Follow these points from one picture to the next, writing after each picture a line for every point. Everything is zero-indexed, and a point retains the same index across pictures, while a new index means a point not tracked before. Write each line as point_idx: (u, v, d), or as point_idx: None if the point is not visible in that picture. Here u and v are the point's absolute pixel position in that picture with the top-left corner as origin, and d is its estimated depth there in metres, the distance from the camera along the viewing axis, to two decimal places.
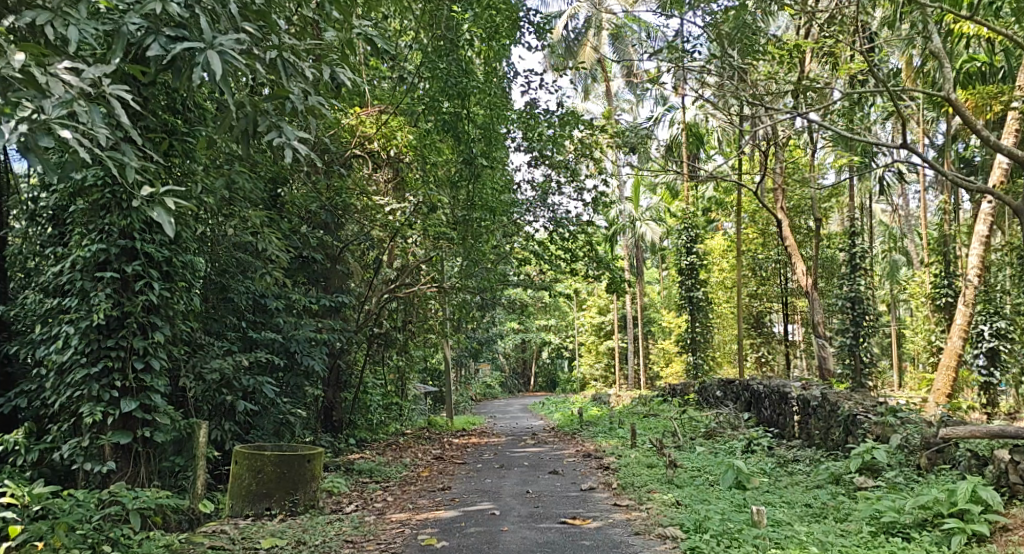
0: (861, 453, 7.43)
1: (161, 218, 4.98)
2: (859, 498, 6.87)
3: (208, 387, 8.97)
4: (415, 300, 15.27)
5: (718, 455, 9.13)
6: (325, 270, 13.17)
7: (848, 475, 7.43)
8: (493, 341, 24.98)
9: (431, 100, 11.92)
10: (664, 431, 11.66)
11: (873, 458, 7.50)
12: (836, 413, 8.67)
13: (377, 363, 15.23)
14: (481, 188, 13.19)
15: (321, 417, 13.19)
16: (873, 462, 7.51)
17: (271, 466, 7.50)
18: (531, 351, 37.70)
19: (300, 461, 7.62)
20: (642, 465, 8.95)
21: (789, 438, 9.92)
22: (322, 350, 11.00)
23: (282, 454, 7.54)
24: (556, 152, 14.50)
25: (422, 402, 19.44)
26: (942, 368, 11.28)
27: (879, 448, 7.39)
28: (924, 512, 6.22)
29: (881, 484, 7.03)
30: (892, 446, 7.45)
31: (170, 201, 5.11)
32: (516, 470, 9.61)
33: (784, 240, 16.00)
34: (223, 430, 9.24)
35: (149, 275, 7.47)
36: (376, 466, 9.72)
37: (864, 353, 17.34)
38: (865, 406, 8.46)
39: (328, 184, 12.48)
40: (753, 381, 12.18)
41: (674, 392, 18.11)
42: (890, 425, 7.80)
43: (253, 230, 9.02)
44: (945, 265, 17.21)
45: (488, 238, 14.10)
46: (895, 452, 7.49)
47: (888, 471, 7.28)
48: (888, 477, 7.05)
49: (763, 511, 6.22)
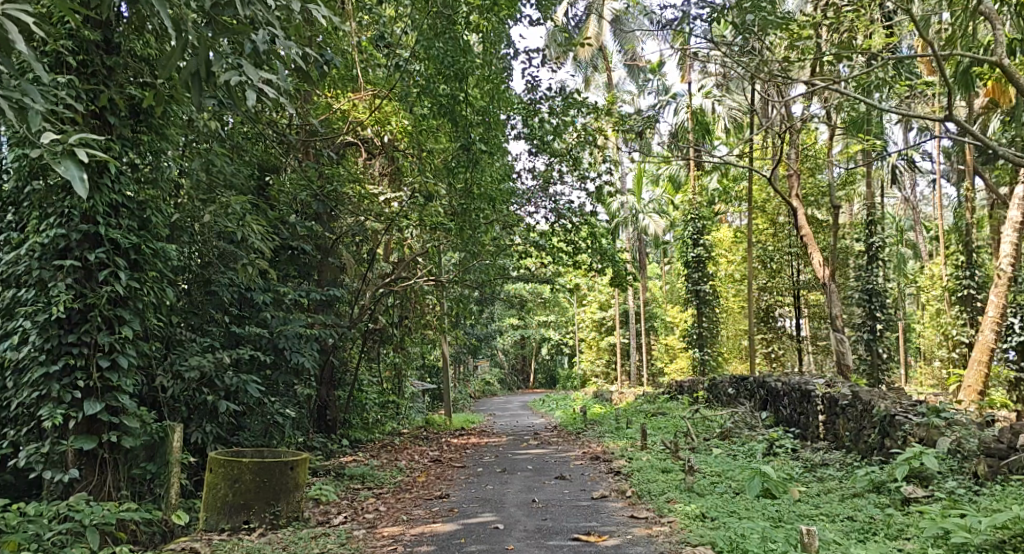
0: (907, 458, 6.76)
1: (71, 173, 4.48)
2: (909, 512, 6.22)
3: (186, 386, 8.30)
4: (412, 294, 14.62)
5: (738, 459, 8.48)
6: (317, 263, 12.50)
7: (892, 483, 6.77)
8: (492, 337, 24.38)
9: (426, 84, 11.31)
10: (674, 431, 11.01)
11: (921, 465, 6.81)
12: (869, 414, 7.98)
13: (372, 361, 14.56)
14: (479, 175, 12.38)
15: (314, 417, 12.52)
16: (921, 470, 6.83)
17: (249, 475, 6.83)
18: (530, 348, 36.93)
19: (282, 467, 6.94)
20: (655, 469, 8.29)
21: (813, 439, 9.26)
22: (312, 346, 10.33)
23: (262, 461, 6.87)
24: (556, 140, 13.85)
25: (420, 400, 18.78)
26: (973, 363, 10.72)
27: (929, 453, 6.71)
28: (1003, 532, 5.54)
29: (935, 495, 6.38)
30: (938, 450, 6.79)
31: (82, 153, 4.59)
32: (519, 475, 8.94)
33: (800, 229, 15.26)
34: (204, 432, 8.56)
35: (115, 264, 6.82)
36: (370, 471, 9.05)
37: (882, 348, 16.66)
38: (904, 406, 7.74)
39: (320, 171, 11.80)
40: (769, 378, 11.54)
41: (681, 389, 17.49)
42: (936, 428, 7.11)
43: (237, 219, 8.33)
44: (965, 254, 16.56)
45: (488, 229, 13.42)
46: (945, 458, 6.82)
47: (936, 479, 6.60)
48: (945, 488, 6.39)
49: (814, 532, 5.40)
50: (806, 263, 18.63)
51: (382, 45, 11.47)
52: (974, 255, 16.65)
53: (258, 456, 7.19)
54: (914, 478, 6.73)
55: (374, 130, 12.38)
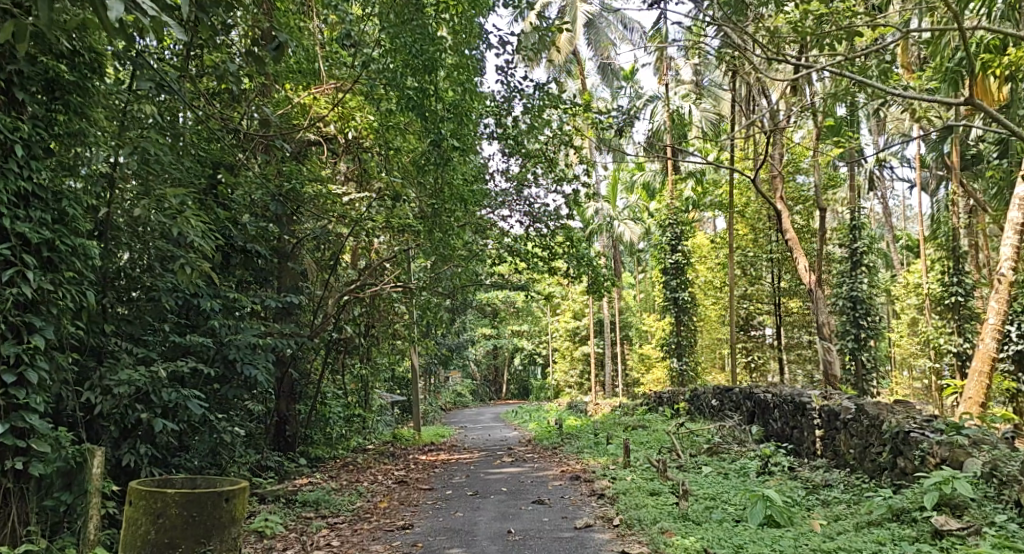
0: (937, 484, 6.06)
1: None
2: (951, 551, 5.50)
3: (118, 404, 7.48)
4: (379, 302, 13.80)
5: (730, 479, 7.79)
6: (275, 268, 11.63)
7: (919, 513, 6.05)
8: (465, 347, 23.63)
9: (391, 75, 10.53)
10: (658, 447, 10.25)
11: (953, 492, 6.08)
12: (877, 429, 7.29)
13: (336, 372, 13.70)
14: (450, 174, 11.59)
15: (271, 434, 11.63)
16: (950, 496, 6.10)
17: (175, 509, 5.71)
18: (503, 358, 36.20)
19: (214, 499, 5.79)
20: (641, 491, 7.53)
21: (809, 457, 8.54)
22: (265, 358, 9.49)
23: (191, 493, 5.74)
24: (532, 141, 13.14)
25: (388, 414, 17.90)
26: (974, 373, 10.06)
27: (961, 478, 6.00)
28: None
29: (975, 529, 5.67)
30: (970, 474, 6.09)
31: None
32: (492, 499, 8.13)
33: (783, 231, 14.25)
34: (139, 455, 7.71)
35: (23, 263, 6.10)
36: (327, 495, 8.20)
37: (867, 357, 16.01)
38: (919, 420, 7.04)
39: (278, 168, 10.95)
40: (757, 389, 10.84)
41: (659, 401, 16.73)
42: (961, 448, 6.42)
43: (172, 212, 7.60)
44: (953, 259, 15.99)
45: (459, 233, 12.62)
46: (979, 483, 6.12)
47: (972, 509, 5.89)
48: (998, 524, 5.66)
49: None
50: (789, 269, 18.01)
51: (347, 40, 10.56)
52: (962, 260, 16.05)
53: (190, 487, 6.07)
54: (943, 506, 6.04)
55: (336, 126, 11.53)
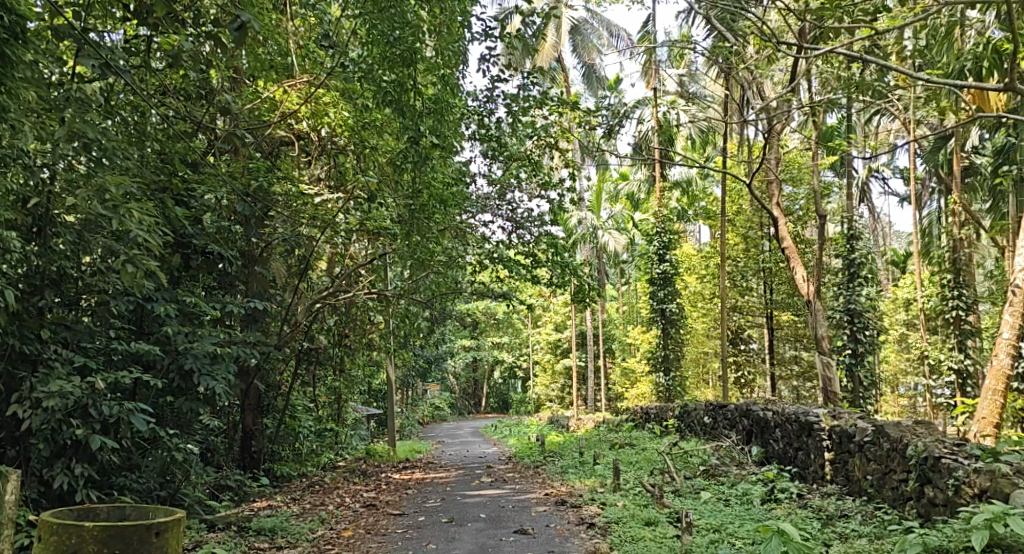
0: (985, 521, 5.40)
1: None
2: None
3: (49, 420, 6.89)
4: (355, 311, 13.02)
5: (733, 508, 7.13)
6: (242, 274, 10.85)
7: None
8: (444, 360, 22.87)
9: (367, 68, 9.75)
10: (649, 469, 9.55)
11: (996, 530, 5.43)
12: (903, 453, 6.64)
13: (307, 385, 12.91)
14: (430, 173, 10.72)
15: (236, 451, 10.82)
16: (993, 534, 5.44)
17: (94, 546, 4.90)
18: (483, 372, 35.33)
19: (143, 534, 4.99)
20: (636, 521, 6.91)
21: (819, 482, 7.86)
22: (228, 369, 8.74)
23: (114, 527, 4.94)
24: (515, 144, 12.45)
25: (363, 428, 17.08)
26: (988, 391, 9.35)
27: (1012, 513, 5.34)
28: None
29: None
30: (1022, 509, 5.41)
31: None
32: (470, 527, 7.39)
33: (779, 240, 13.55)
34: (73, 476, 7.09)
35: None
36: (288, 524, 7.44)
37: (864, 374, 15.34)
38: (950, 447, 6.39)
39: (244, 166, 10.15)
40: (754, 406, 10.14)
41: (646, 416, 15.99)
42: (1004, 477, 5.77)
43: (111, 203, 6.82)
44: (952, 272, 15.35)
45: (438, 237, 11.77)
46: None
47: None
48: None
49: None
50: (780, 281, 17.39)
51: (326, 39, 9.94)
52: (962, 273, 15.39)
53: (118, 518, 5.27)
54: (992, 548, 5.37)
55: (309, 123, 10.88)
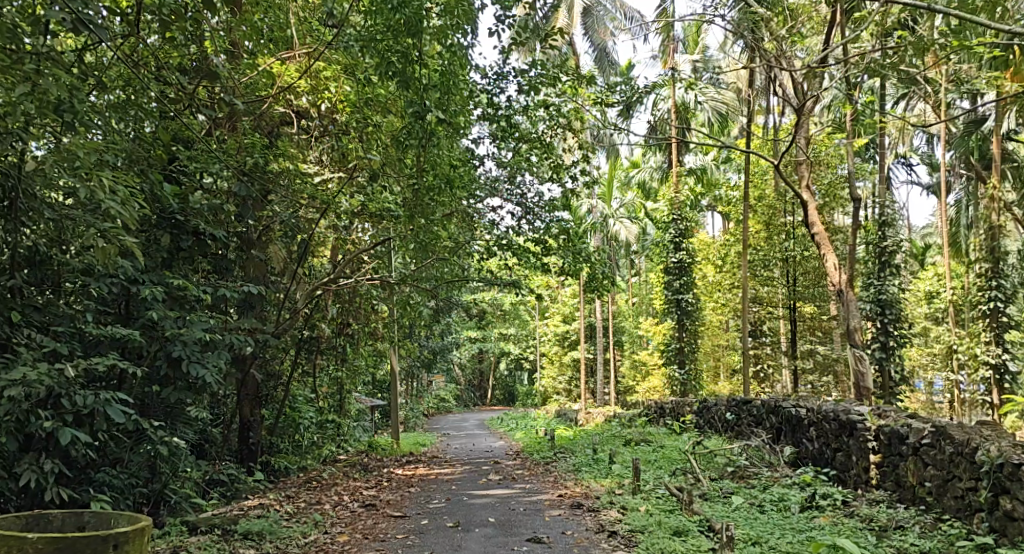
0: None
1: None
2: None
3: (13, 411, 6.24)
4: (358, 298, 12.34)
5: (770, 516, 6.46)
6: (237, 257, 10.18)
7: None
8: (450, 350, 22.16)
9: (370, 36, 8.98)
10: (672, 469, 8.86)
11: None
12: (972, 461, 6.00)
13: (308, 375, 12.25)
14: (437, 153, 9.96)
15: (231, 444, 10.18)
16: None
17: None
18: (488, 362, 34.61)
19: (97, 545, 4.47)
20: (663, 530, 6.25)
21: (865, 488, 7.19)
22: (221, 357, 8.11)
23: (63, 540, 4.43)
24: (527, 124, 11.73)
25: (366, 420, 16.42)
26: None
27: None
28: None
29: None
30: None
31: None
32: (478, 532, 6.75)
33: (808, 226, 12.77)
34: (42, 472, 6.46)
35: None
36: (283, 528, 6.83)
37: (894, 369, 14.64)
38: None
39: (238, 142, 9.45)
40: (784, 403, 9.43)
41: (661, 411, 15.32)
42: None
43: (79, 170, 6.19)
44: (989, 262, 14.57)
45: (444, 221, 11.04)
46: None
47: None
48: None
49: None
50: (803, 272, 16.64)
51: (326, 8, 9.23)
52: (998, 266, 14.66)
53: (75, 526, 4.78)
54: None
55: (308, 98, 10.17)
